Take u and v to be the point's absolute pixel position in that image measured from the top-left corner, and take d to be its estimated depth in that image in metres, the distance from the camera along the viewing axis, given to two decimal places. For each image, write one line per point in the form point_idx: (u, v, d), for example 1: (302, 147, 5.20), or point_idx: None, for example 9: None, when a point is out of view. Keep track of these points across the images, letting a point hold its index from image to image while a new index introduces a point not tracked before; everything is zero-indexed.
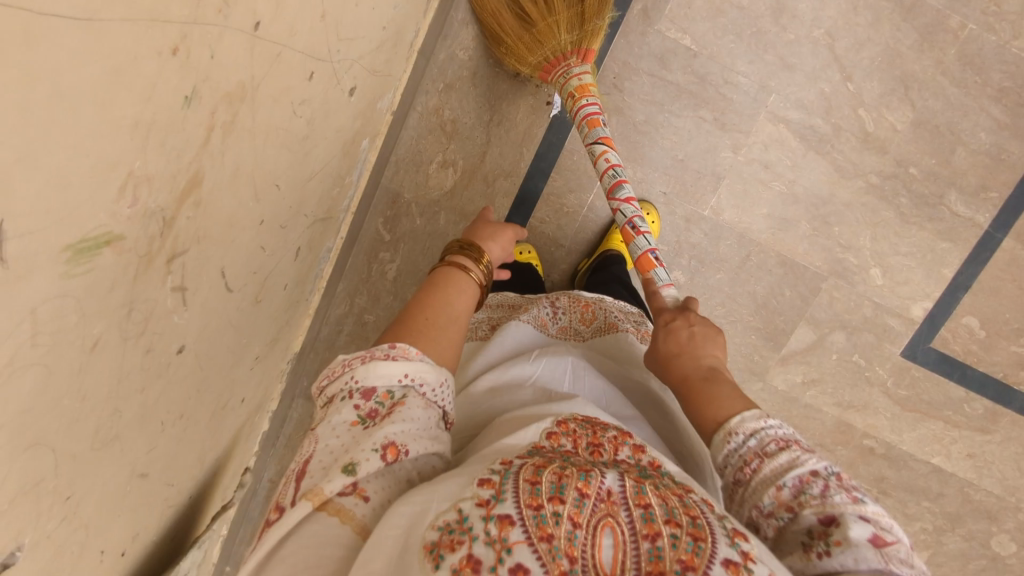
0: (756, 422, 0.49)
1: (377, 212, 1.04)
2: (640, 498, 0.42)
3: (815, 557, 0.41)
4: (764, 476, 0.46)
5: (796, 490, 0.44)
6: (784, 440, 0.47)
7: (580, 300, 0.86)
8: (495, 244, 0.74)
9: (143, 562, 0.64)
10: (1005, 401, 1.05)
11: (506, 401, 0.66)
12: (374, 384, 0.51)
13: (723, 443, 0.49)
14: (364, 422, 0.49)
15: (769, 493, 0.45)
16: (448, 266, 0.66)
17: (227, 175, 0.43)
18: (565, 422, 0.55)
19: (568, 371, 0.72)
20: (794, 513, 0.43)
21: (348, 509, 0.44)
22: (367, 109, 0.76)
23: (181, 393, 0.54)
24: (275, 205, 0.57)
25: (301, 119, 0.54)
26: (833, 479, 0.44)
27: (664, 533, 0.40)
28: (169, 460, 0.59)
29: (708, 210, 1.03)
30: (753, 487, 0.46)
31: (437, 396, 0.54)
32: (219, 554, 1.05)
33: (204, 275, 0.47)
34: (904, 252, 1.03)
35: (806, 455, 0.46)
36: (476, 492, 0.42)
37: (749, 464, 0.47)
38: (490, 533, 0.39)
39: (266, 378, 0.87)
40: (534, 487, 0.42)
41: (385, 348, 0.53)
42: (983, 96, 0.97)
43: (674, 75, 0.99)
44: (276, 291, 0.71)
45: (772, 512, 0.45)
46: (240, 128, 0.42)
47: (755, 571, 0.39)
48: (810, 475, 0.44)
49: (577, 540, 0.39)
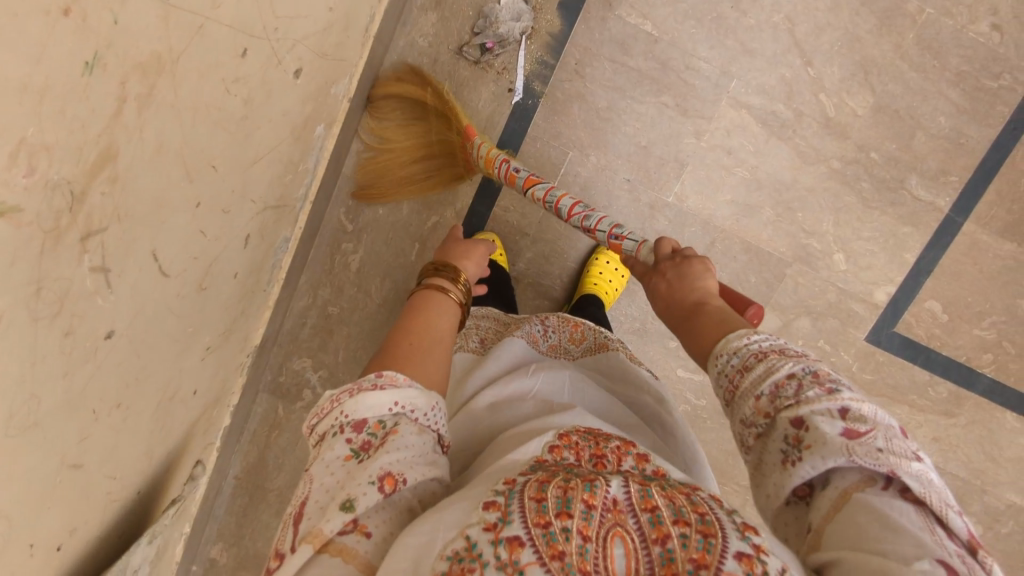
0: (740, 339, 0.47)
1: (339, 203, 1.04)
2: (647, 503, 0.43)
3: (791, 466, 0.40)
4: (745, 389, 0.44)
5: (774, 397, 0.42)
6: (764, 349, 0.45)
7: (569, 321, 0.89)
8: (471, 262, 0.75)
9: (86, 558, 0.62)
10: (969, 385, 1.06)
11: (511, 414, 0.67)
12: (364, 416, 0.48)
13: (714, 363, 0.47)
14: (358, 455, 0.47)
15: (749, 404, 0.43)
16: (427, 288, 0.66)
17: (149, 151, 0.42)
18: (567, 435, 0.56)
19: (566, 385, 0.74)
20: (772, 418, 0.42)
21: (351, 547, 0.42)
22: (319, 94, 0.75)
23: (115, 381, 0.53)
24: (213, 188, 0.55)
25: (237, 99, 0.52)
26: (808, 376, 0.42)
27: (673, 534, 0.40)
28: (108, 452, 0.57)
29: (672, 197, 1.02)
30: (736, 400, 0.45)
31: (429, 420, 0.50)
32: (180, 553, 1.03)
33: (131, 255, 0.46)
34: (867, 236, 1.03)
35: (781, 359, 0.43)
36: (482, 517, 0.41)
37: (733, 379, 0.45)
38: (501, 557, 0.39)
39: (222, 370, 0.85)
40: (540, 504, 0.42)
41: (371, 377, 0.50)
42: (942, 80, 0.98)
43: (635, 60, 0.98)
44: (225, 280, 0.70)
45: (752, 421, 0.43)
46: (159, 101, 0.41)
47: (768, 562, 0.38)
48: (784, 377, 0.43)
49: (588, 554, 0.39)
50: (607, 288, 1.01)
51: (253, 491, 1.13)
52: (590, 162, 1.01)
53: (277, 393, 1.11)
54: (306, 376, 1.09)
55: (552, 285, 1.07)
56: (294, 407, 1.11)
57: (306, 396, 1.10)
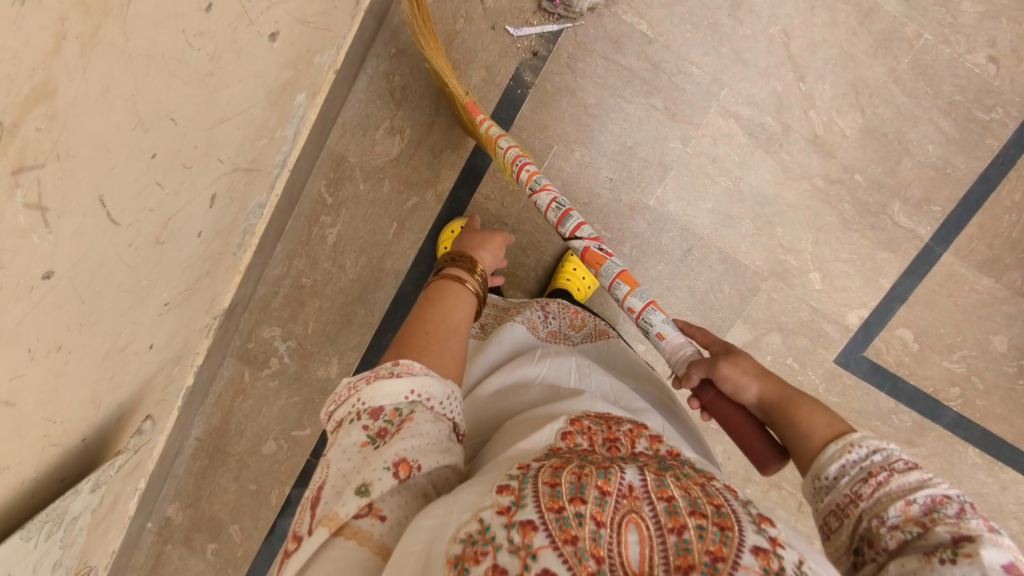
0: (878, 440, 0.51)
1: (320, 174, 1.03)
2: (662, 492, 0.46)
3: (937, 561, 0.41)
4: (892, 490, 0.47)
5: (928, 508, 0.45)
6: (910, 462, 0.49)
7: (569, 308, 0.95)
8: (487, 252, 0.77)
9: (19, 500, 0.62)
10: (934, 416, 1.06)
11: (516, 401, 0.72)
12: (381, 403, 0.52)
13: (843, 454, 0.51)
14: (374, 442, 0.51)
15: (896, 505, 0.46)
16: (444, 279, 0.69)
17: (94, 93, 0.42)
18: (579, 421, 0.61)
19: (572, 370, 0.79)
20: (924, 528, 0.44)
21: (365, 530, 0.47)
22: (300, 60, 0.74)
23: (55, 323, 0.53)
24: (172, 141, 0.55)
25: (201, 55, 0.52)
26: (967, 505, 0.45)
27: (689, 525, 0.43)
28: (46, 395, 0.58)
29: (653, 200, 1.02)
30: (876, 498, 0.48)
31: (445, 408, 0.55)
32: (134, 509, 1.04)
33: (72, 196, 0.46)
34: (844, 258, 1.03)
35: (939, 480, 0.47)
36: (496, 501, 0.45)
37: (874, 476, 0.48)
38: (514, 541, 0.42)
39: (184, 329, 0.86)
40: (554, 489, 0.45)
41: (388, 365, 0.54)
42: (933, 108, 0.97)
43: (628, 60, 0.98)
44: (186, 238, 0.70)
45: (897, 524, 0.45)
46: (105, 45, 0.41)
47: (784, 555, 0.43)
48: (942, 496, 0.45)
49: (602, 539, 0.43)
50: (580, 285, 1.02)
51: (214, 453, 1.13)
52: (572, 158, 1.01)
53: (245, 358, 1.11)
54: (275, 345, 1.10)
55: (525, 277, 1.07)
56: (260, 373, 1.11)
57: (273, 364, 1.11)
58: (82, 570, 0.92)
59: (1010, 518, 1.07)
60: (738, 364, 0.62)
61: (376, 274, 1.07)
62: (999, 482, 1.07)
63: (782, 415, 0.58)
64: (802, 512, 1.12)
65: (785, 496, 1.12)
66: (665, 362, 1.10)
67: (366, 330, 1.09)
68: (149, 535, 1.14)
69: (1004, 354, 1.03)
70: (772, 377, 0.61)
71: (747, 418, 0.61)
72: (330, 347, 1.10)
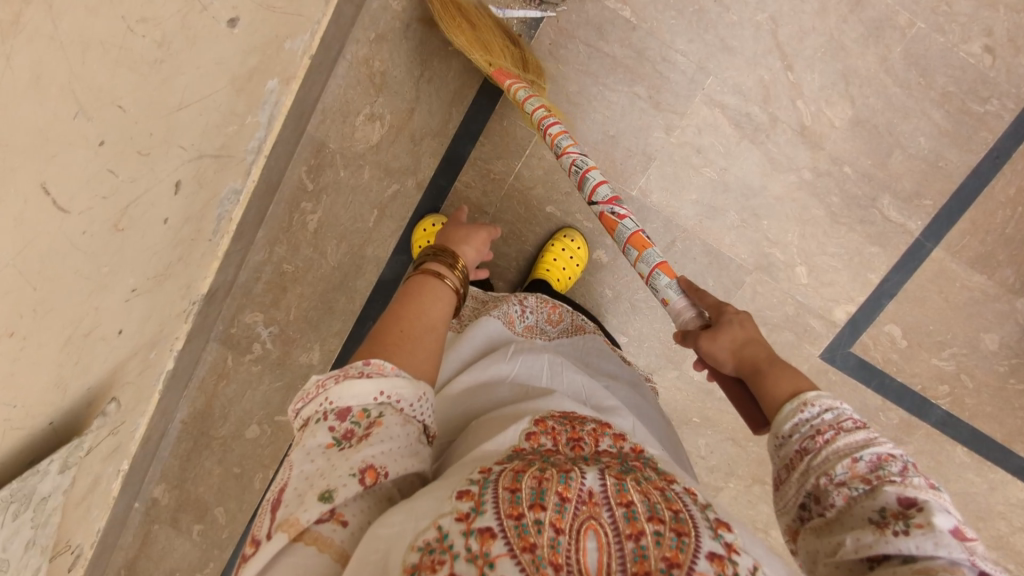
0: (830, 398, 0.48)
1: (301, 161, 0.98)
2: (622, 497, 0.45)
3: (890, 533, 0.40)
4: (838, 448, 0.45)
5: (874, 466, 0.43)
6: (859, 420, 0.47)
7: (547, 302, 0.93)
8: (470, 247, 0.75)
9: None
10: (922, 414, 1.04)
11: (485, 400, 0.71)
12: (349, 405, 0.51)
13: (795, 413, 0.48)
14: (340, 444, 0.50)
15: (843, 463, 0.44)
16: (423, 274, 0.67)
17: (23, 80, 0.42)
18: (544, 422, 0.60)
19: (544, 368, 0.78)
20: (871, 487, 0.42)
21: (326, 536, 0.46)
22: (267, 46, 0.74)
23: (4, 309, 0.53)
24: (122, 128, 0.55)
25: (146, 41, 0.52)
26: (909, 463, 0.43)
27: (647, 531, 0.43)
28: (2, 380, 0.58)
29: (635, 190, 1.01)
30: (823, 457, 0.45)
31: (415, 410, 0.54)
32: (118, 492, 1.05)
33: (10, 183, 0.45)
34: (831, 252, 1.01)
35: (882, 435, 0.45)
36: (456, 507, 0.44)
37: (822, 434, 0.46)
38: (472, 549, 0.41)
39: (158, 314, 0.86)
40: (514, 495, 0.44)
41: (359, 365, 0.53)
42: (925, 99, 0.94)
43: (611, 47, 0.96)
44: (149, 224, 0.69)
45: (845, 482, 0.44)
46: (30, 30, 0.41)
47: (739, 561, 0.43)
48: (887, 454, 0.44)
49: (560, 546, 0.42)
50: (560, 276, 1.01)
51: (198, 437, 1.14)
52: None
53: (229, 343, 1.09)
54: (257, 331, 1.09)
55: (507, 266, 1.10)
56: (243, 359, 1.11)
57: (256, 350, 1.11)
58: (63, 550, 0.93)
59: (998, 518, 1.05)
60: (717, 336, 0.59)
61: (357, 261, 1.10)
62: (987, 481, 1.05)
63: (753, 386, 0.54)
64: None
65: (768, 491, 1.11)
66: (648, 354, 1.09)
67: (346, 317, 1.14)
68: (136, 515, 1.15)
69: (994, 353, 1.01)
70: (752, 349, 0.57)
71: (740, 390, 0.59)
72: (312, 334, 1.12)
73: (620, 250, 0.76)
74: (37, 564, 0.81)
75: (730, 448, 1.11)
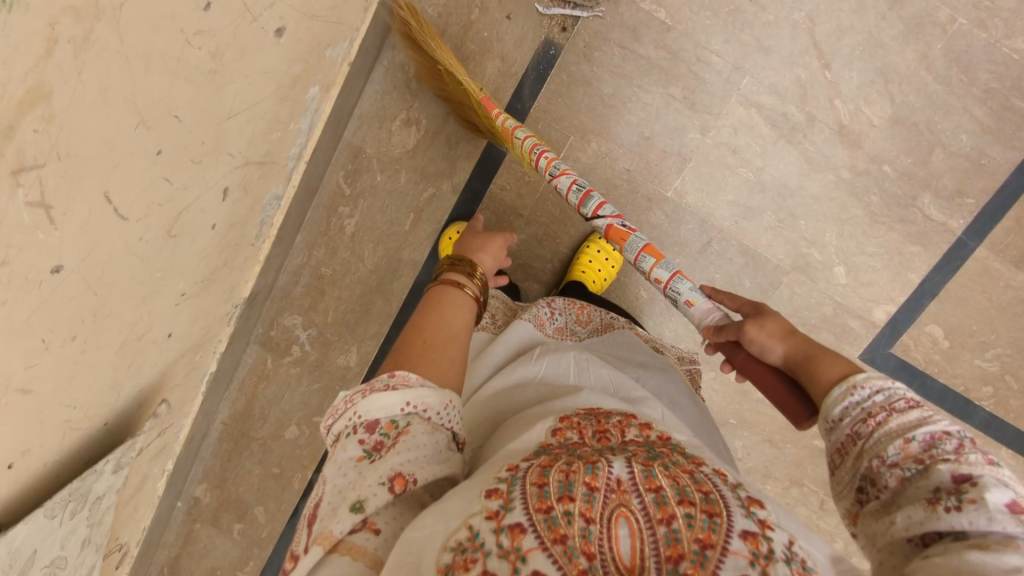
0: (882, 379, 0.48)
1: (338, 165, 1.03)
2: (650, 483, 0.46)
3: (941, 510, 0.40)
4: (891, 429, 0.45)
5: (928, 446, 0.43)
6: (912, 399, 0.47)
7: (576, 304, 0.94)
8: (487, 254, 0.76)
9: (42, 481, 0.65)
10: (964, 415, 1.02)
11: (515, 402, 0.72)
12: (377, 417, 0.52)
13: (845, 396, 0.48)
14: (370, 456, 0.51)
15: (896, 445, 0.44)
16: (443, 283, 0.68)
17: (92, 94, 0.43)
18: (568, 419, 0.60)
19: (571, 365, 0.78)
20: (925, 467, 0.42)
21: (360, 545, 0.46)
22: (310, 54, 0.75)
23: (69, 314, 0.55)
24: (177, 138, 0.57)
25: (201, 53, 0.53)
26: (966, 440, 0.43)
27: (677, 514, 0.43)
28: (64, 382, 0.60)
29: (670, 192, 1.01)
30: (875, 439, 0.46)
31: (443, 418, 0.54)
32: (163, 490, 1.08)
33: (77, 193, 0.47)
34: (870, 252, 1.00)
35: (937, 414, 0.45)
36: (485, 506, 0.44)
37: (873, 416, 0.46)
38: (503, 545, 0.41)
39: (204, 317, 0.88)
40: (542, 490, 0.45)
41: (385, 378, 0.54)
42: (967, 96, 0.93)
43: (645, 48, 0.96)
44: (198, 229, 0.71)
45: (897, 463, 0.44)
46: (100, 44, 0.42)
47: (773, 538, 0.43)
48: (942, 432, 0.43)
49: (592, 535, 0.42)
50: (596, 277, 1.03)
51: (238, 437, 1.16)
52: (590, 149, 1.00)
53: (268, 345, 1.13)
54: (296, 333, 1.12)
55: (541, 268, 1.10)
56: (283, 361, 1.13)
57: (295, 352, 1.13)
58: (113, 547, 0.96)
59: None
60: (765, 325, 0.58)
61: (393, 265, 1.10)
62: None
63: (807, 373, 0.53)
64: (825, 510, 1.10)
65: (806, 494, 1.10)
66: None
67: (383, 319, 1.12)
68: (178, 514, 1.17)
69: None
70: (800, 336, 0.56)
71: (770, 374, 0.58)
72: (349, 335, 1.13)
73: (631, 260, 0.78)
74: (92, 561, 0.84)
75: (767, 449, 1.10)
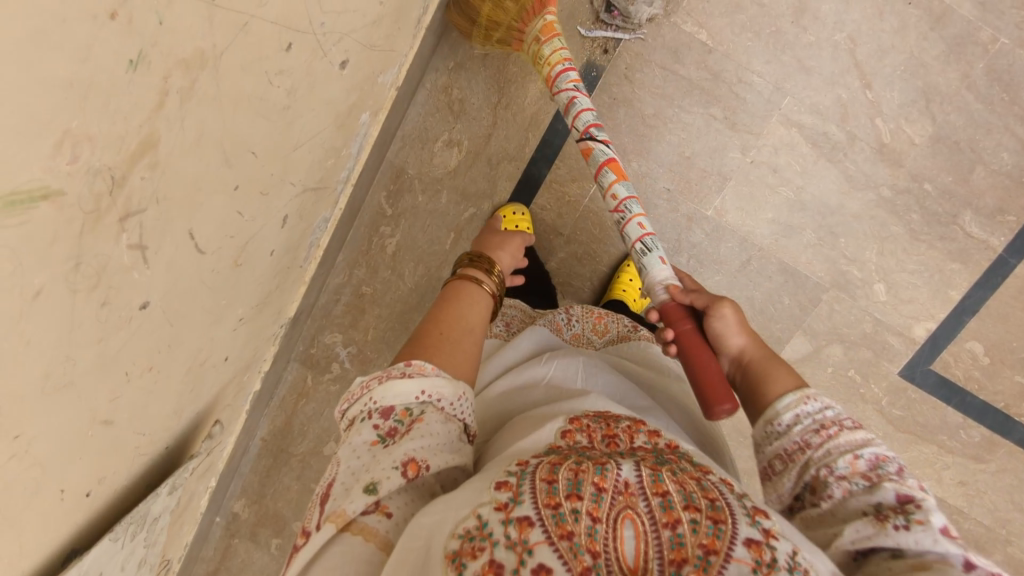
0: (827, 399, 0.54)
1: (381, 186, 1.05)
2: (658, 487, 0.45)
3: (891, 526, 0.44)
4: (840, 443, 0.50)
5: (873, 465, 0.49)
6: (854, 422, 0.52)
7: (594, 312, 0.91)
8: (505, 253, 0.74)
9: (112, 506, 0.66)
10: (1004, 432, 1.02)
11: (522, 402, 0.71)
12: (392, 403, 0.52)
13: (797, 404, 0.53)
14: (383, 441, 0.51)
15: (847, 459, 0.49)
16: (461, 280, 0.68)
17: (190, 139, 0.45)
18: (578, 419, 0.58)
19: (580, 370, 0.77)
20: (871, 483, 0.48)
21: (371, 526, 0.46)
22: (365, 83, 0.77)
23: (148, 347, 0.56)
24: (252, 172, 0.58)
25: (279, 90, 0.55)
26: (903, 467, 0.49)
27: (683, 520, 0.43)
28: (138, 409, 0.61)
29: (711, 210, 1.01)
30: (825, 451, 0.50)
31: (456, 409, 0.55)
32: (205, 506, 1.08)
33: (168, 232, 0.49)
34: (911, 269, 1.00)
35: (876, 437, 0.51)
36: (494, 497, 0.44)
37: (826, 429, 0.51)
38: (511, 536, 0.41)
39: (254, 339, 0.89)
40: (551, 486, 0.44)
41: (401, 366, 0.55)
42: (1009, 115, 0.93)
43: (686, 69, 0.97)
44: (260, 256, 0.73)
45: (846, 477, 0.48)
46: (201, 93, 0.43)
47: (777, 546, 0.42)
48: (884, 456, 0.49)
49: (598, 534, 0.42)
50: (636, 296, 1.03)
51: (278, 454, 1.17)
52: (630, 169, 1.01)
53: (309, 363, 1.14)
54: (336, 351, 1.12)
55: (581, 286, 1.10)
56: (322, 378, 1.14)
57: (335, 369, 1.13)
58: (161, 564, 0.97)
59: None
60: (738, 313, 0.61)
61: (433, 283, 1.09)
62: None
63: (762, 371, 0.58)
64: None
65: None
66: None
67: None
68: (217, 529, 1.18)
69: None
70: (755, 338, 0.61)
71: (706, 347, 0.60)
72: (389, 353, 1.12)
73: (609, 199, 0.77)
74: None
75: None
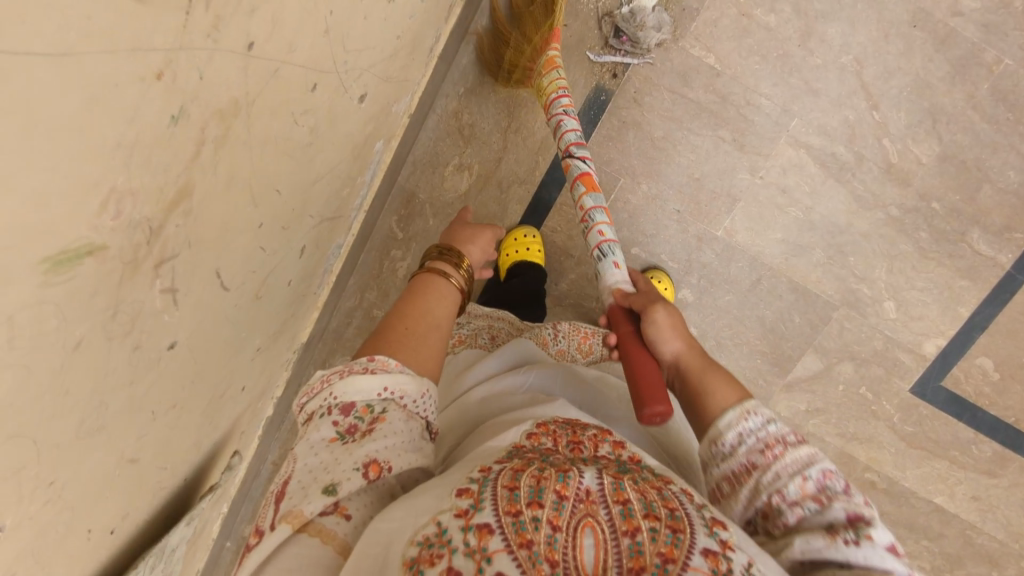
0: (768, 414, 0.56)
1: (392, 210, 1.06)
2: (618, 495, 0.46)
3: (842, 542, 0.46)
4: (788, 463, 0.52)
5: (818, 484, 0.51)
6: (796, 436, 0.55)
7: (581, 330, 0.88)
8: (475, 247, 0.75)
9: (135, 541, 0.66)
10: (1016, 447, 1.02)
11: (496, 407, 0.70)
12: (353, 399, 0.52)
13: (739, 422, 0.55)
14: (343, 438, 0.51)
15: (796, 481, 0.51)
16: (429, 272, 0.67)
17: (220, 184, 0.45)
18: (545, 424, 0.58)
19: (557, 381, 0.77)
20: (820, 504, 0.50)
21: (329, 528, 0.47)
22: (380, 114, 0.77)
23: (173, 384, 0.56)
24: (275, 210, 0.58)
25: (304, 129, 0.55)
26: (842, 480, 0.52)
27: (642, 528, 0.43)
28: (162, 445, 0.61)
29: (721, 231, 1.02)
30: (772, 473, 0.52)
31: (417, 407, 0.54)
32: (217, 533, 1.08)
33: (197, 274, 0.49)
34: (921, 286, 1.00)
35: (815, 449, 0.54)
36: (455, 504, 0.44)
37: (771, 448, 0.53)
38: (470, 544, 0.41)
39: (270, 366, 0.89)
40: (512, 493, 0.45)
41: (363, 361, 0.54)
42: (1014, 133, 0.95)
43: (695, 92, 0.98)
44: (278, 288, 0.73)
45: (796, 500, 0.50)
46: (233, 140, 0.44)
47: (734, 558, 0.43)
48: (827, 472, 0.52)
49: (557, 543, 0.42)
50: None
51: None
52: (639, 191, 1.01)
53: None
54: None
55: (593, 307, 1.10)
56: None
57: None
58: None
59: None
60: (673, 322, 0.64)
61: None
62: None
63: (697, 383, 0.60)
64: None
65: None
66: None
67: None
68: (229, 553, 1.17)
69: None
70: (695, 348, 0.64)
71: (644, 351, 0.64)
72: None
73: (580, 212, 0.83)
74: None
75: None
